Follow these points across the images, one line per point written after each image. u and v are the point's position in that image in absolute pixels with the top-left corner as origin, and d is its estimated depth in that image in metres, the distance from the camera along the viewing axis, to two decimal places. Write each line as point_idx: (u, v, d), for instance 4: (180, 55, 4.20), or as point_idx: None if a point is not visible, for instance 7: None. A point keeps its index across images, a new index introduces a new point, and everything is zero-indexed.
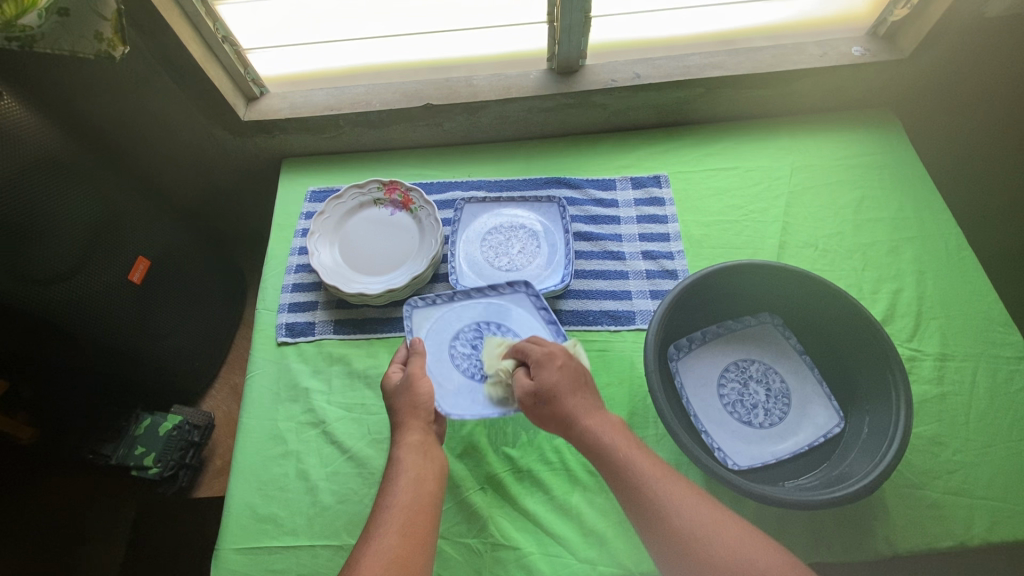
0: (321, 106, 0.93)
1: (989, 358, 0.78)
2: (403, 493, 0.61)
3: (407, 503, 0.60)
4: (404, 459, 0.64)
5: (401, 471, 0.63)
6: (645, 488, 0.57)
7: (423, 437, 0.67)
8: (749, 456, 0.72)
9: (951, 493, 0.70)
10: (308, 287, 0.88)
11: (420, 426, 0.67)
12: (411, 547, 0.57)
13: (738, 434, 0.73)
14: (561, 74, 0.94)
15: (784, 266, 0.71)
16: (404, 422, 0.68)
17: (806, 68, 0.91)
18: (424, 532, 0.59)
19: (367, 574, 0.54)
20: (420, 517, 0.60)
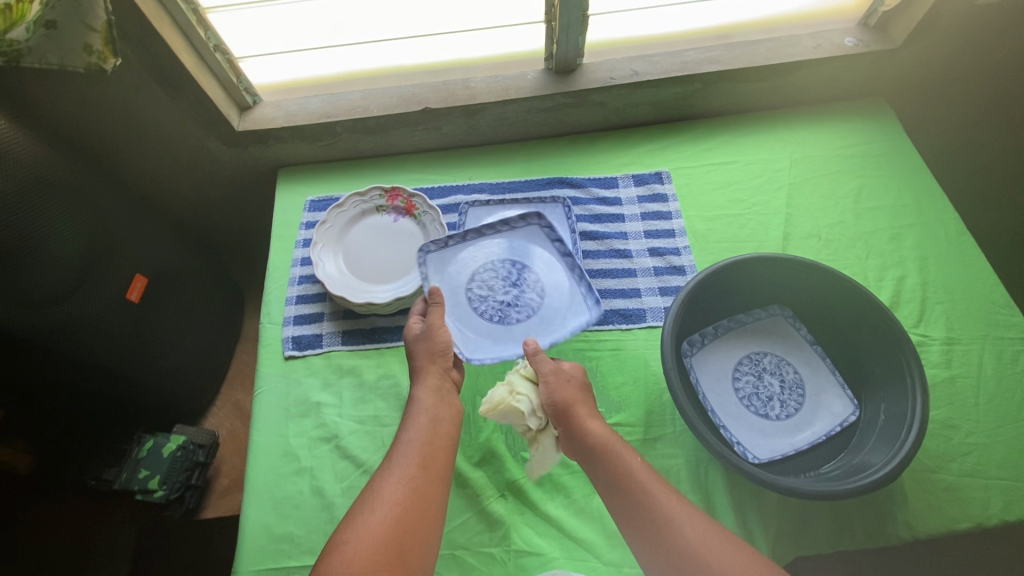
0: (317, 114, 0.91)
1: (994, 339, 0.79)
2: (422, 434, 0.64)
3: (426, 438, 0.63)
4: (423, 402, 0.67)
5: (421, 410, 0.66)
6: (644, 497, 0.59)
7: (440, 381, 0.69)
8: (769, 449, 0.72)
9: (966, 476, 0.71)
10: (313, 299, 0.86)
11: (436, 369, 0.70)
12: (428, 481, 0.60)
13: (756, 427, 0.74)
14: (559, 74, 0.94)
15: (797, 260, 0.71)
16: (421, 367, 0.70)
17: (802, 60, 0.92)
18: (440, 469, 0.62)
19: (389, 498, 0.58)
20: (437, 454, 0.62)
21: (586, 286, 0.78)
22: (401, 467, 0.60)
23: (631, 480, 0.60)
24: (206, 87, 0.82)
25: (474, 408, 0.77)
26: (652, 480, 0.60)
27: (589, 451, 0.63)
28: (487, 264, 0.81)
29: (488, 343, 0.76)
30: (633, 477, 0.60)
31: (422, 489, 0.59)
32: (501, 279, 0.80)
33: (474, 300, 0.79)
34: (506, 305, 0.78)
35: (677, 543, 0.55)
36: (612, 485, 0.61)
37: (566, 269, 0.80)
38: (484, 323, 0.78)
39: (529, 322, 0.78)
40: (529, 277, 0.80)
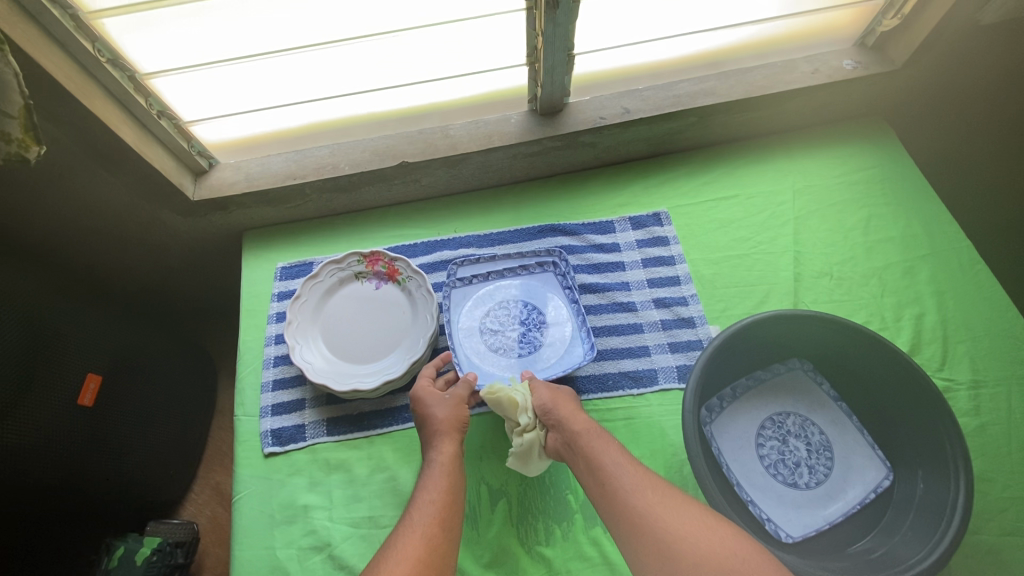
0: (282, 175, 0.84)
1: (1022, 380, 0.75)
2: (433, 501, 0.58)
3: (441, 498, 0.58)
4: (435, 469, 0.61)
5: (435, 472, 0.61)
6: (619, 488, 0.56)
7: (453, 446, 0.64)
8: (801, 525, 0.67)
9: (1008, 535, 0.67)
10: (291, 383, 0.78)
11: (445, 429, 0.65)
12: (438, 548, 0.53)
13: (786, 499, 0.68)
14: (544, 116, 0.87)
15: (826, 317, 0.66)
16: (430, 428, 0.65)
17: (798, 88, 0.87)
18: (450, 539, 0.55)
19: (403, 553, 0.52)
20: (448, 521, 0.56)
21: (586, 329, 0.76)
22: (408, 534, 0.54)
23: (604, 468, 0.58)
24: (152, 160, 0.74)
25: (480, 498, 0.71)
26: (623, 466, 0.58)
27: (573, 443, 0.62)
28: (502, 302, 0.80)
29: (491, 377, 0.75)
30: (607, 466, 0.58)
31: (432, 557, 0.52)
32: (511, 316, 0.79)
33: (483, 336, 0.78)
34: (512, 341, 0.77)
35: (651, 533, 0.51)
36: (595, 480, 0.58)
37: (574, 312, 0.79)
38: (491, 358, 0.76)
39: (533, 358, 0.76)
40: (538, 319, 0.79)
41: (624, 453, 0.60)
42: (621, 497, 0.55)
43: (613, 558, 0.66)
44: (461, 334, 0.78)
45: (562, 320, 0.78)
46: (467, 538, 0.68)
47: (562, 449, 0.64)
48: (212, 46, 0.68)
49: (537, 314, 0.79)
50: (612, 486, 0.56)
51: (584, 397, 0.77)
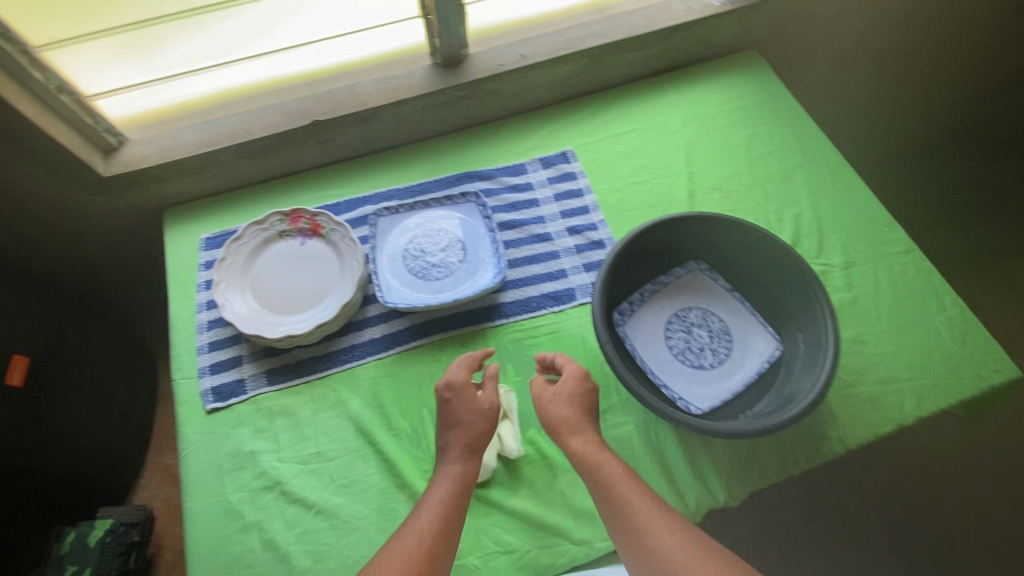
0: (194, 144, 0.86)
1: (884, 257, 0.87)
2: (432, 514, 0.60)
3: (439, 516, 0.60)
4: (443, 483, 0.63)
5: (442, 487, 0.63)
6: (641, 526, 0.58)
7: (468, 465, 0.64)
8: (708, 398, 0.75)
9: (881, 383, 0.78)
10: (227, 343, 0.80)
11: (464, 444, 0.65)
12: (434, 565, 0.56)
13: (695, 380, 0.76)
14: (447, 67, 0.92)
15: (717, 217, 0.75)
16: (453, 437, 0.66)
17: (674, 26, 0.97)
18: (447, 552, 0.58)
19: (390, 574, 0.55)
20: (446, 532, 0.59)
21: (498, 254, 0.82)
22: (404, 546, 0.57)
23: (616, 497, 0.61)
24: (55, 134, 0.77)
25: (423, 421, 0.75)
26: (636, 495, 0.60)
27: (597, 473, 0.63)
28: (426, 230, 0.84)
29: (407, 298, 0.79)
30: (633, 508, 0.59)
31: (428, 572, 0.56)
32: (433, 242, 0.83)
33: (405, 260, 0.82)
34: (429, 266, 0.82)
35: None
36: (615, 514, 0.60)
37: (491, 239, 0.84)
38: (410, 281, 0.81)
39: (447, 281, 0.81)
40: (457, 245, 0.84)
41: (631, 479, 0.62)
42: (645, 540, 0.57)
43: (547, 451, 0.73)
44: (384, 259, 0.82)
45: (478, 251, 0.83)
46: (414, 456, 0.73)
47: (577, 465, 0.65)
48: (106, 10, 0.72)
49: (457, 242, 0.84)
50: (625, 513, 0.59)
51: (511, 319, 0.82)
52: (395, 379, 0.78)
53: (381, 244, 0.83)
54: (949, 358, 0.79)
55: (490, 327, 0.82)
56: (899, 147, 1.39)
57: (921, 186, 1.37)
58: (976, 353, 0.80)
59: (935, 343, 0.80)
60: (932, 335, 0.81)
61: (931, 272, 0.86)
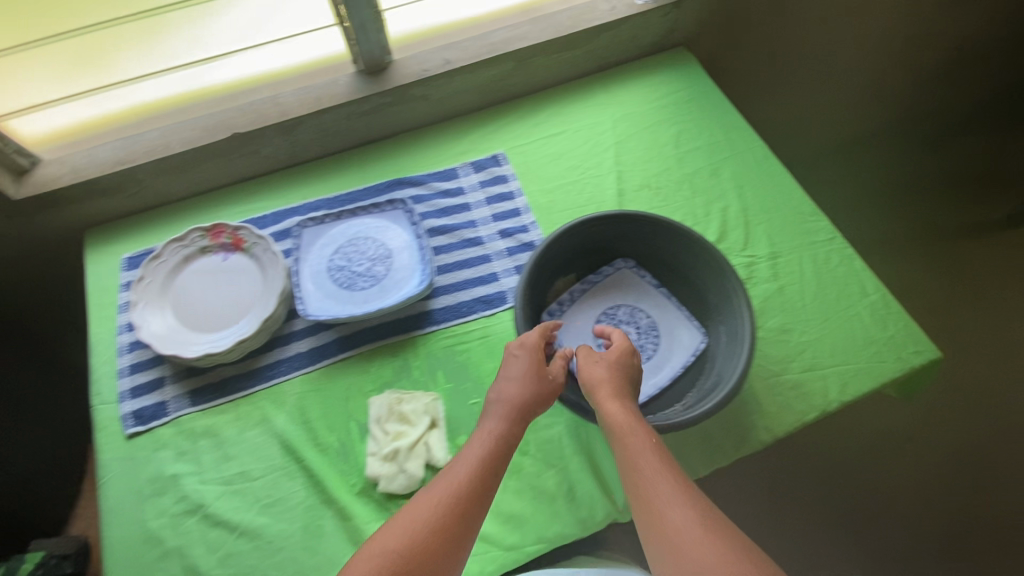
0: (110, 162, 0.84)
1: (809, 246, 0.89)
2: (465, 468, 0.59)
3: (471, 468, 0.59)
4: (479, 439, 0.62)
5: (478, 442, 0.61)
6: (659, 503, 0.54)
7: (512, 426, 0.63)
8: None
9: (806, 371, 0.79)
10: (148, 364, 0.78)
11: (512, 405, 0.64)
12: (456, 526, 0.54)
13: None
14: (371, 75, 0.92)
15: (643, 216, 0.76)
16: (501, 397, 0.65)
17: (600, 25, 0.97)
18: (478, 512, 0.56)
19: (410, 520, 0.54)
20: (478, 489, 0.57)
21: (424, 260, 0.82)
22: (428, 504, 0.55)
23: (642, 473, 0.57)
24: None
25: (351, 435, 0.74)
26: (664, 474, 0.56)
27: (619, 442, 0.60)
28: (352, 239, 0.84)
29: (331, 309, 0.79)
30: (652, 482, 0.56)
31: (450, 531, 0.54)
32: (359, 252, 0.83)
33: (330, 271, 0.81)
34: (354, 275, 0.81)
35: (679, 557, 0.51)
36: (632, 486, 0.57)
37: (418, 247, 0.84)
38: (336, 292, 0.80)
39: (373, 291, 0.81)
40: (384, 253, 0.83)
41: (662, 458, 0.58)
42: (661, 515, 0.54)
43: None
44: (308, 271, 0.81)
45: (405, 259, 0.83)
46: (341, 470, 0.72)
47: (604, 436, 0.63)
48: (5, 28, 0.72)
49: (383, 251, 0.83)
50: (651, 494, 0.55)
51: (441, 326, 0.81)
52: (322, 394, 0.76)
53: (306, 255, 0.82)
54: (871, 343, 0.81)
55: (421, 334, 0.81)
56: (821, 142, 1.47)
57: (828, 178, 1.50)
58: (896, 337, 0.81)
59: (858, 328, 0.82)
60: (855, 321, 0.83)
61: (854, 259, 0.87)
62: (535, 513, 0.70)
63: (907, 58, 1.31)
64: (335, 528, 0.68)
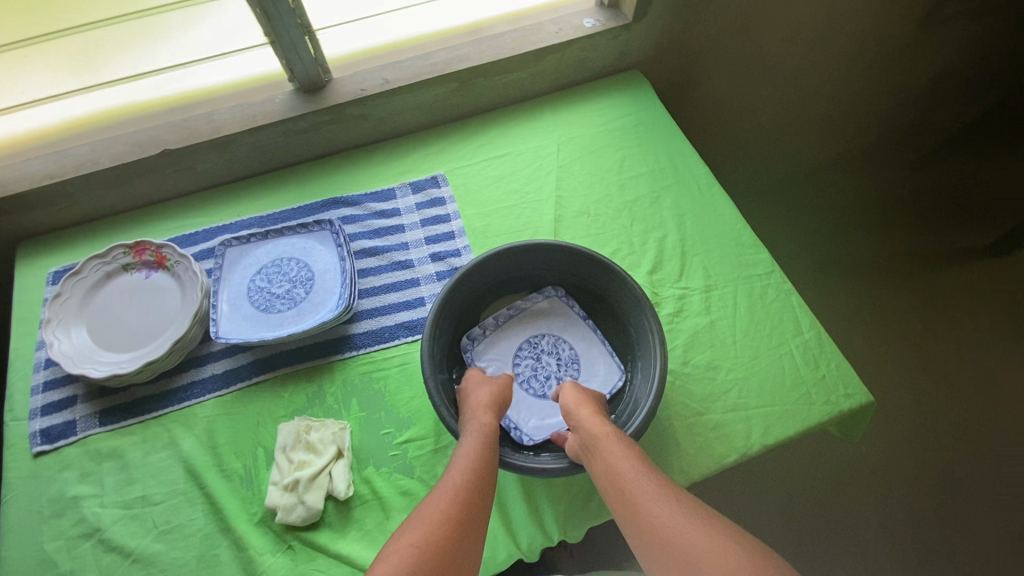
0: (38, 176, 0.84)
1: (745, 279, 0.86)
2: (460, 470, 0.60)
3: (464, 470, 0.60)
4: (469, 437, 0.63)
5: (465, 442, 0.63)
6: (641, 499, 0.57)
7: (486, 419, 0.65)
8: (544, 429, 0.73)
9: (730, 411, 0.77)
10: (63, 381, 0.78)
11: (483, 405, 0.67)
12: (460, 538, 0.55)
13: (532, 408, 0.75)
14: (308, 93, 0.91)
15: (574, 248, 0.73)
16: (472, 401, 0.68)
17: (545, 46, 0.96)
18: (478, 529, 0.57)
19: (417, 526, 0.55)
20: (473, 504, 0.58)
21: (344, 285, 0.82)
22: (428, 520, 0.56)
23: (624, 477, 0.59)
24: None
25: (257, 461, 0.73)
26: (645, 477, 0.59)
27: (595, 448, 0.63)
28: (277, 260, 0.84)
29: (245, 331, 0.79)
30: (631, 478, 0.59)
31: (456, 545, 0.54)
32: (283, 274, 0.83)
33: (250, 292, 0.82)
34: (272, 297, 0.81)
35: (668, 546, 0.53)
36: (614, 490, 0.60)
37: (341, 270, 0.84)
38: (254, 313, 0.80)
39: (290, 314, 0.81)
40: (308, 275, 0.84)
41: (641, 461, 0.61)
42: (643, 509, 0.57)
43: (382, 491, 0.70)
44: (228, 291, 0.81)
45: (327, 283, 0.83)
46: (243, 497, 0.70)
47: (579, 450, 0.65)
48: None
49: (307, 273, 0.84)
50: (635, 498, 0.58)
51: (360, 351, 0.80)
52: (232, 418, 0.76)
53: (227, 275, 0.83)
54: (802, 383, 0.78)
55: (339, 359, 0.80)
56: (766, 170, 1.57)
57: (776, 204, 1.62)
58: (827, 378, 0.78)
59: (788, 367, 0.79)
60: (786, 360, 0.80)
61: (792, 294, 0.85)
62: None
63: (854, 80, 1.37)
64: (229, 558, 0.67)
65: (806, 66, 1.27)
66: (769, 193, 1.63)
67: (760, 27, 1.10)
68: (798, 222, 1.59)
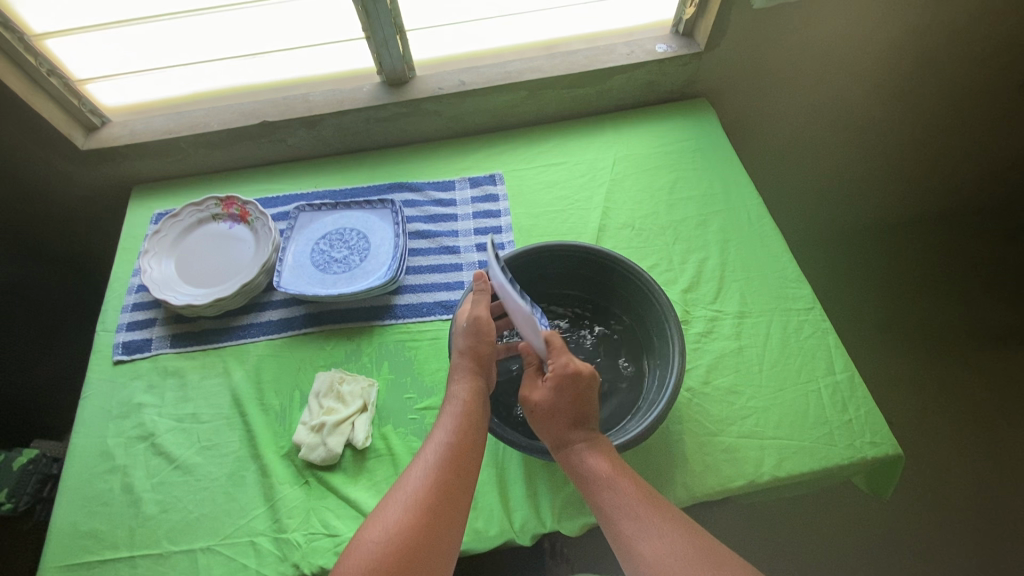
0: (158, 130, 0.99)
1: (782, 312, 0.85)
2: (443, 439, 0.63)
3: (447, 440, 0.63)
4: (454, 404, 0.66)
5: (450, 410, 0.66)
6: (633, 532, 0.58)
7: (472, 380, 0.68)
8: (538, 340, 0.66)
9: (744, 437, 0.76)
10: (148, 305, 0.90)
11: (468, 363, 0.69)
12: (436, 524, 0.57)
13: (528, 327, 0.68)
14: (391, 87, 1.01)
15: (609, 254, 0.78)
16: (457, 360, 0.69)
17: (614, 66, 1.01)
18: (457, 507, 0.59)
19: (394, 505, 0.58)
20: (451, 487, 0.59)
21: (394, 258, 0.89)
22: (403, 501, 0.58)
23: (616, 508, 0.61)
24: (38, 107, 0.91)
25: (292, 401, 0.80)
26: (635, 502, 0.60)
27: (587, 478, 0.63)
28: (340, 230, 0.94)
29: (303, 286, 0.88)
30: (621, 507, 0.60)
31: (431, 530, 0.56)
32: (343, 242, 0.92)
33: (313, 254, 0.91)
34: (330, 261, 0.90)
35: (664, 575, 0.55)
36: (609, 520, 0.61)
37: (395, 245, 0.92)
38: (312, 272, 0.90)
39: (343, 278, 0.89)
40: (364, 246, 0.92)
41: (631, 483, 0.62)
42: (635, 541, 0.58)
43: (396, 449, 0.75)
44: (295, 249, 0.92)
45: (380, 257, 0.91)
46: (275, 431, 0.78)
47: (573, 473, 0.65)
48: (80, 13, 0.85)
49: (365, 244, 0.93)
50: (628, 527, 0.59)
51: (398, 321, 0.87)
52: (278, 360, 0.84)
53: (297, 235, 0.93)
54: (826, 423, 0.76)
55: (379, 325, 0.86)
56: (832, 215, 1.52)
57: (837, 253, 1.57)
58: (854, 423, 0.75)
59: (814, 404, 0.77)
60: (813, 398, 0.78)
61: (829, 332, 0.83)
62: None
63: (939, 138, 1.32)
64: (254, 481, 0.74)
65: (886, 113, 1.23)
66: (831, 241, 1.58)
67: (838, 66, 1.09)
68: (859, 274, 1.53)
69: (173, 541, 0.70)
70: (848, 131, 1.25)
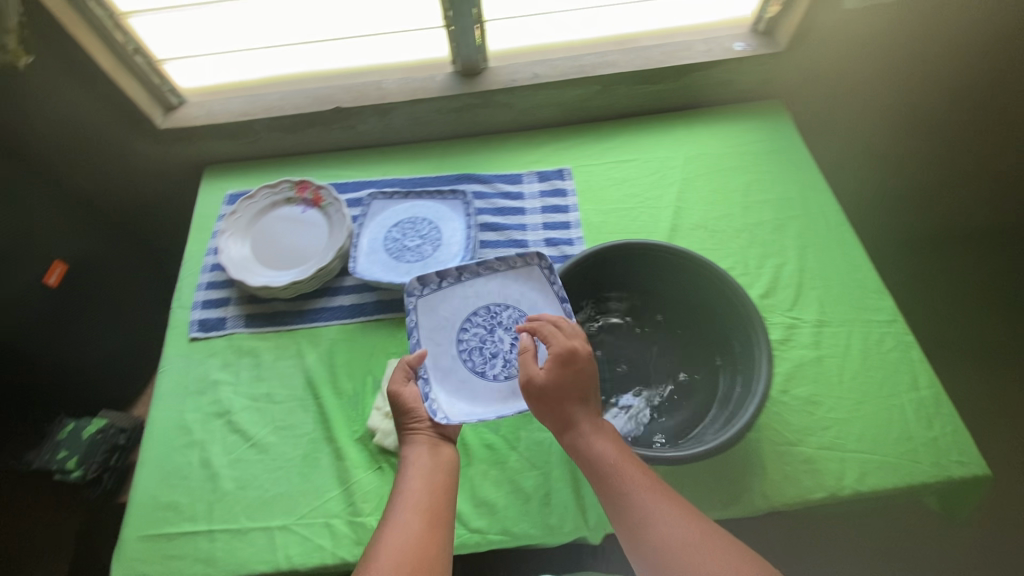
0: (234, 112, 1.00)
1: (862, 322, 0.83)
2: (409, 497, 0.62)
3: (413, 497, 0.61)
4: (413, 462, 0.65)
5: (409, 469, 0.65)
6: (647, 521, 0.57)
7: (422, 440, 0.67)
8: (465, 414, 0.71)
9: (824, 449, 0.74)
10: (222, 284, 0.91)
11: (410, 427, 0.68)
12: None
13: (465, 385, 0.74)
14: (465, 77, 1.01)
15: (689, 254, 0.77)
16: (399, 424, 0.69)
17: (691, 64, 0.99)
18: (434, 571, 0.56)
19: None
20: (424, 548, 0.57)
21: (467, 249, 0.89)
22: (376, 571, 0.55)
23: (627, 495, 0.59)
24: (122, 84, 0.93)
25: (365, 387, 0.81)
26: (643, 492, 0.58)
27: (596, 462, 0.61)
28: (412, 219, 0.94)
29: (377, 272, 0.88)
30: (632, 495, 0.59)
31: None
32: (415, 231, 0.92)
33: (385, 242, 0.91)
34: (403, 249, 0.91)
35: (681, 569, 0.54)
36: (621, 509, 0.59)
37: (466, 236, 0.91)
38: (385, 260, 0.90)
39: (416, 267, 0.89)
40: (435, 236, 0.92)
41: (641, 472, 0.60)
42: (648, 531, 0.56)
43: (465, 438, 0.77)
44: (367, 236, 0.92)
45: (451, 247, 0.91)
46: (348, 416, 0.78)
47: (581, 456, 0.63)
48: None
49: (436, 234, 0.93)
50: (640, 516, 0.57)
51: None
52: (349, 346, 0.85)
53: (369, 222, 0.93)
54: (911, 439, 0.73)
55: None
56: None
57: None
58: (940, 440, 0.73)
59: (897, 419, 0.75)
60: (896, 412, 0.76)
61: (912, 346, 0.80)
62: (508, 507, 0.71)
63: None
64: (328, 464, 0.74)
65: (963, 122, 1.19)
66: None
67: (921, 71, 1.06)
68: None
69: (250, 518, 0.71)
70: (920, 138, 1.21)
